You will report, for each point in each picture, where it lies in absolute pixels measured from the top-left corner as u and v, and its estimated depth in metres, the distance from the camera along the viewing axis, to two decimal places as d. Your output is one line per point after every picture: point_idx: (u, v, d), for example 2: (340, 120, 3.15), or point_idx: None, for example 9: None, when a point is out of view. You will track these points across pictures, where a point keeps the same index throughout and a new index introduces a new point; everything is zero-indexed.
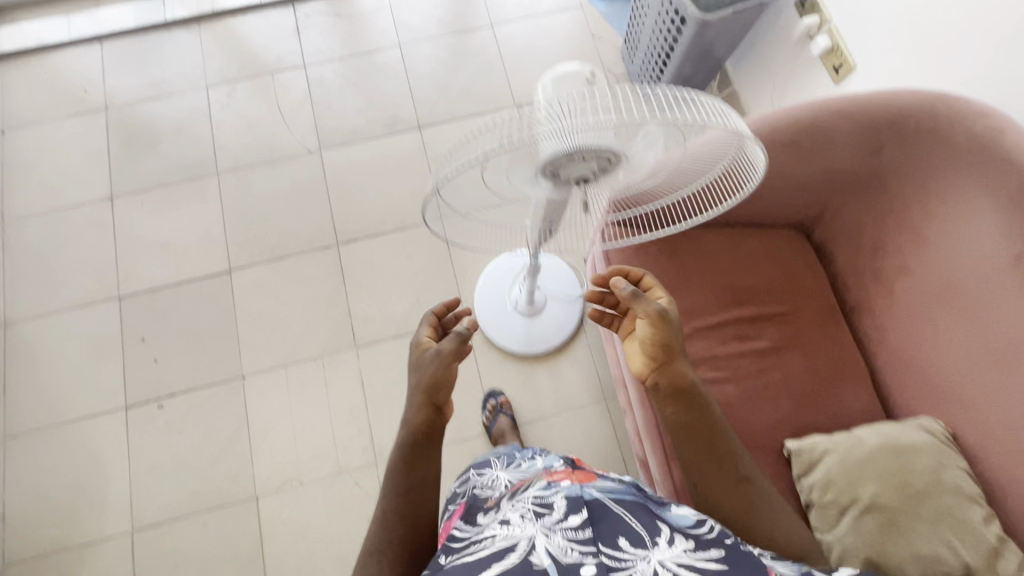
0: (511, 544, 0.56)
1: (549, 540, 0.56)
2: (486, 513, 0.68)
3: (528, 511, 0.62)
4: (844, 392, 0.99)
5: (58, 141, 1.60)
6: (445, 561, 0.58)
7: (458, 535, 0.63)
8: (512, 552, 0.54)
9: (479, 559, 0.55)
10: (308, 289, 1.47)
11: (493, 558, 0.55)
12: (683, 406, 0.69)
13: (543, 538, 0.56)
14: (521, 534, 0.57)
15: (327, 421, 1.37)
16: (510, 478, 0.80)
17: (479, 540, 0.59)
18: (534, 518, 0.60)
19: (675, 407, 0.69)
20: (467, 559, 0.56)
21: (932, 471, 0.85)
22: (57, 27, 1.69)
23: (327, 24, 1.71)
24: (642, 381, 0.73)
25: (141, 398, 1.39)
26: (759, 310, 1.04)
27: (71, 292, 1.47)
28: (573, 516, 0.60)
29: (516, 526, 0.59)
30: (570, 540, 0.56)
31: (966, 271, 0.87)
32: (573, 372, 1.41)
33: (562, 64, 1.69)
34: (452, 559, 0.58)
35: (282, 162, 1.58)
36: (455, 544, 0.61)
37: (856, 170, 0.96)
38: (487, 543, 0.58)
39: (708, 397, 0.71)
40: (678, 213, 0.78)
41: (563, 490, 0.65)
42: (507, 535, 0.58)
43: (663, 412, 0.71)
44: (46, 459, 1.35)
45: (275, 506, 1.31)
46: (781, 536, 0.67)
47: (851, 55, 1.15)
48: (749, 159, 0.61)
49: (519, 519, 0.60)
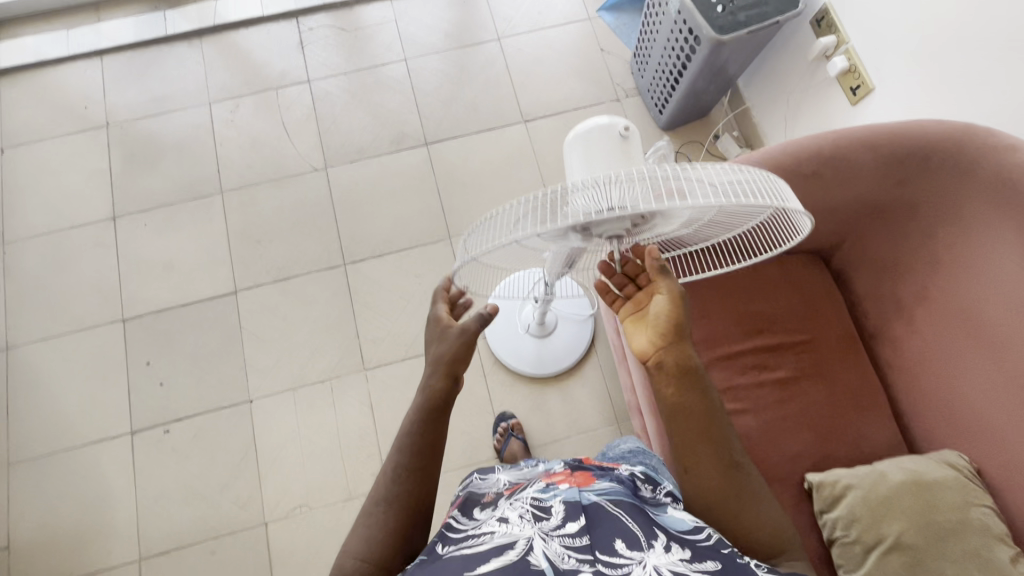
0: (508, 542, 0.57)
1: (546, 544, 0.56)
2: (483, 508, 0.69)
3: (526, 513, 0.63)
4: (865, 425, 0.98)
5: (58, 159, 1.57)
6: (443, 550, 0.59)
7: (455, 527, 0.65)
8: (511, 548, 0.55)
9: (478, 553, 0.56)
10: (314, 310, 1.45)
11: (492, 553, 0.55)
12: (682, 389, 0.64)
13: (541, 541, 0.57)
14: (519, 533, 0.58)
15: (336, 445, 1.35)
16: (508, 478, 0.79)
17: (478, 535, 0.60)
18: (532, 521, 0.61)
19: (677, 389, 0.64)
20: (466, 551, 0.57)
21: (956, 505, 0.84)
22: (55, 41, 1.66)
23: (331, 38, 1.68)
24: (642, 362, 0.67)
25: (146, 422, 1.37)
26: (778, 338, 1.03)
27: (74, 314, 1.45)
28: (570, 523, 0.61)
29: (514, 526, 0.60)
30: (567, 546, 0.57)
31: (989, 304, 0.85)
32: (584, 394, 1.40)
33: (571, 78, 1.66)
34: (450, 549, 0.58)
35: (287, 180, 1.56)
36: (452, 534, 0.63)
37: (879, 199, 0.94)
38: (486, 538, 0.59)
39: (708, 383, 0.66)
40: (707, 260, 0.77)
41: (562, 494, 0.66)
42: (506, 533, 0.59)
43: (661, 394, 0.65)
44: (51, 485, 1.33)
45: (283, 534, 1.29)
46: (767, 528, 0.65)
47: (869, 76, 1.13)
48: (793, 223, 0.59)
49: (519, 519, 0.61)
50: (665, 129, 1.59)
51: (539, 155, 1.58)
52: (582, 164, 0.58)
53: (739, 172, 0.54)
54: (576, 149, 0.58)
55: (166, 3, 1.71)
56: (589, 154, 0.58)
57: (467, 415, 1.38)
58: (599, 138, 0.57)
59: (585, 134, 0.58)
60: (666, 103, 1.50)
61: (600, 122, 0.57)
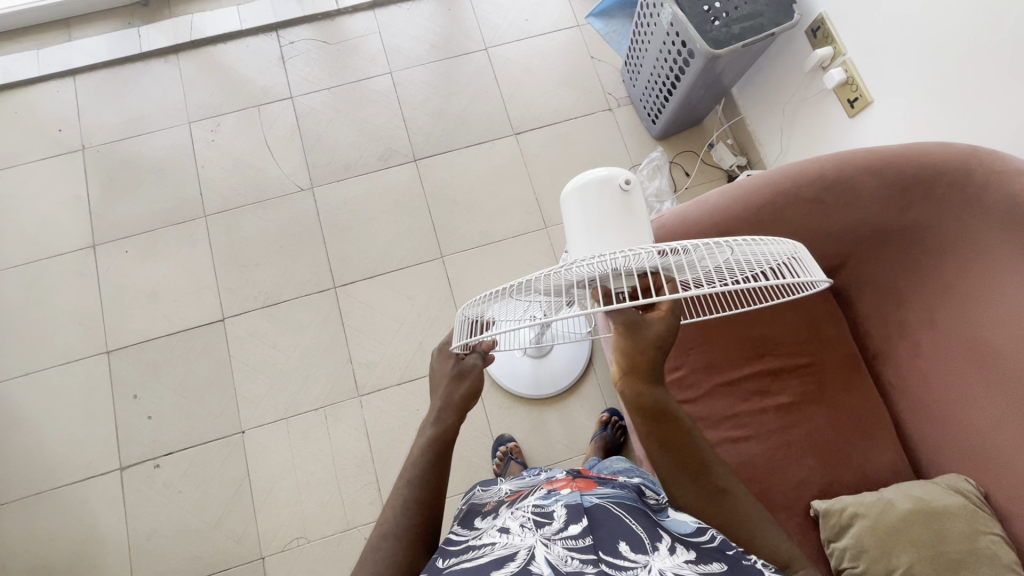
0: (509, 553, 0.52)
1: (548, 549, 0.52)
2: (484, 518, 0.65)
3: (527, 520, 0.58)
4: (871, 448, 0.96)
5: (34, 186, 1.52)
6: (443, 565, 0.55)
7: (454, 539, 0.61)
8: (511, 561, 0.51)
9: (477, 567, 0.52)
10: (306, 335, 1.42)
11: (491, 567, 0.51)
12: (650, 426, 0.61)
13: (542, 547, 0.53)
14: (520, 543, 0.54)
15: (332, 474, 1.32)
16: (510, 487, 0.75)
17: (478, 547, 0.56)
18: (533, 528, 0.56)
19: (643, 426, 0.61)
20: (466, 565, 0.53)
21: (965, 534, 0.80)
22: (25, 61, 1.60)
23: (314, 51, 1.63)
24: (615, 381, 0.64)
25: (136, 457, 1.34)
26: (781, 362, 1.01)
27: (57, 347, 1.41)
28: (573, 525, 0.56)
29: (515, 536, 0.55)
30: (570, 549, 0.53)
31: (994, 328, 0.84)
32: (584, 414, 1.37)
33: (561, 87, 1.62)
34: (449, 564, 0.54)
35: (273, 202, 1.51)
36: (451, 548, 0.58)
37: (883, 224, 0.94)
38: (486, 551, 0.54)
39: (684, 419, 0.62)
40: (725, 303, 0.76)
41: (563, 499, 0.62)
42: (507, 544, 0.54)
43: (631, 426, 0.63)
44: (39, 527, 1.29)
45: (281, 568, 1.26)
46: (767, 551, 0.61)
47: (867, 88, 1.11)
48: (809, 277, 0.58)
49: (519, 528, 0.57)
50: (659, 138, 1.56)
51: (531, 169, 1.54)
52: (581, 211, 0.64)
53: (747, 244, 0.55)
54: (575, 198, 0.65)
55: (140, 19, 1.65)
56: (589, 202, 0.64)
57: (465, 437, 1.35)
58: (598, 188, 0.63)
59: (585, 184, 0.64)
60: (659, 113, 1.47)
61: (599, 175, 0.64)
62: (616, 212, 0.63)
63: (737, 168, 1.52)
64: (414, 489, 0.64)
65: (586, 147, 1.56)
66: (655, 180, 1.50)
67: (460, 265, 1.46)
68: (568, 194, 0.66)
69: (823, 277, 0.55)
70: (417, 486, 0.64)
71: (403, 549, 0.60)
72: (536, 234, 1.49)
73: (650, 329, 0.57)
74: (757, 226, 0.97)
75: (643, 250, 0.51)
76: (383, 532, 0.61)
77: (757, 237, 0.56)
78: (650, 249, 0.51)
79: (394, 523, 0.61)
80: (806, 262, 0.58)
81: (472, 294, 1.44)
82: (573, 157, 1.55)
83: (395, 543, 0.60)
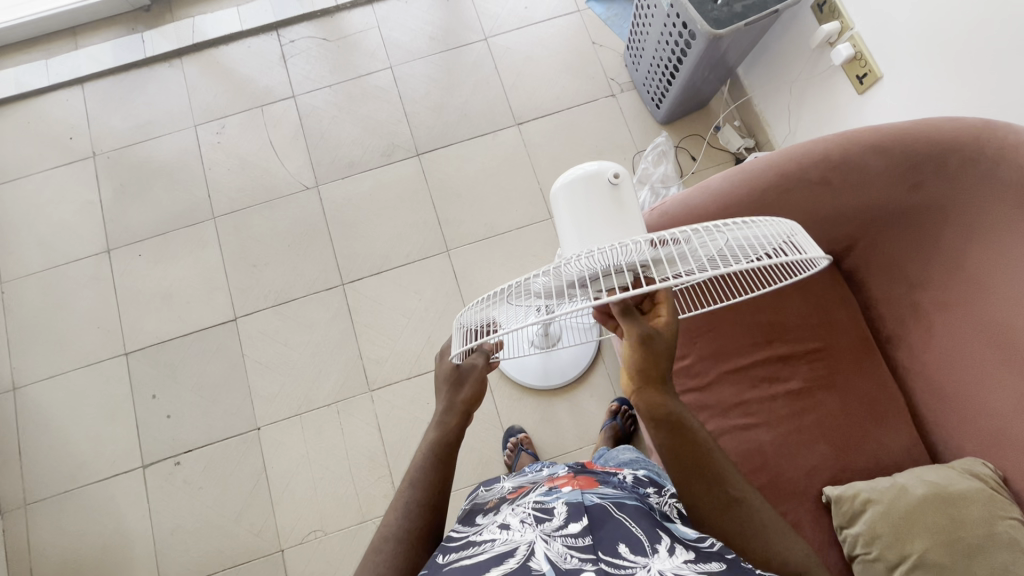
0: (509, 550, 0.52)
1: (547, 545, 0.52)
2: (487, 515, 0.65)
3: (527, 517, 0.58)
4: (883, 435, 0.94)
5: (49, 193, 1.56)
6: (443, 561, 0.55)
7: (454, 536, 0.61)
8: (511, 557, 0.51)
9: (477, 564, 0.51)
10: (315, 332, 1.43)
11: (491, 563, 0.51)
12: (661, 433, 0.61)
13: (542, 543, 0.52)
14: (520, 539, 0.54)
15: (347, 469, 1.34)
16: (513, 484, 0.76)
17: (479, 543, 0.56)
18: (533, 524, 0.56)
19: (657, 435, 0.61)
20: (465, 561, 0.53)
21: (984, 519, 0.78)
22: (35, 71, 1.63)
23: (314, 49, 1.63)
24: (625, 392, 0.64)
25: (157, 456, 1.37)
26: (790, 348, 0.99)
27: (78, 351, 1.45)
28: (573, 524, 0.56)
29: (515, 532, 0.55)
30: (569, 547, 0.52)
31: (1013, 308, 0.82)
32: (594, 404, 1.37)
33: (561, 75, 1.59)
34: (449, 561, 0.54)
35: (280, 202, 1.53)
36: (452, 545, 0.59)
37: (891, 204, 0.92)
38: (487, 546, 0.54)
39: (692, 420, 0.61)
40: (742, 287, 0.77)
41: (564, 496, 0.62)
42: (507, 540, 0.54)
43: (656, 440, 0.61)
44: (68, 523, 1.34)
45: (299, 559, 1.29)
46: (770, 554, 0.59)
47: (876, 63, 1.08)
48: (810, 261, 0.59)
49: (519, 524, 0.57)
50: (664, 123, 1.54)
51: (534, 158, 1.53)
52: (570, 208, 0.65)
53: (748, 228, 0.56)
54: (564, 195, 0.65)
55: (144, 25, 1.67)
56: (577, 196, 0.64)
57: (476, 431, 1.36)
58: (586, 184, 0.63)
59: (574, 180, 0.64)
60: (663, 97, 1.44)
61: (589, 169, 0.64)
62: (604, 208, 0.63)
63: (745, 150, 1.49)
64: (416, 490, 0.64)
65: (590, 135, 1.54)
66: (660, 166, 1.48)
67: (466, 259, 1.46)
68: (558, 191, 0.66)
69: (819, 253, 0.55)
70: (420, 487, 0.64)
71: (405, 549, 0.61)
72: (540, 225, 1.48)
73: (660, 340, 0.58)
74: (761, 209, 0.95)
75: (634, 241, 0.52)
76: (384, 533, 0.62)
77: (751, 220, 0.56)
78: (640, 239, 0.52)
79: (397, 524, 0.62)
80: (803, 242, 0.58)
81: (479, 286, 1.44)
82: (577, 144, 1.54)
83: (398, 543, 0.61)
